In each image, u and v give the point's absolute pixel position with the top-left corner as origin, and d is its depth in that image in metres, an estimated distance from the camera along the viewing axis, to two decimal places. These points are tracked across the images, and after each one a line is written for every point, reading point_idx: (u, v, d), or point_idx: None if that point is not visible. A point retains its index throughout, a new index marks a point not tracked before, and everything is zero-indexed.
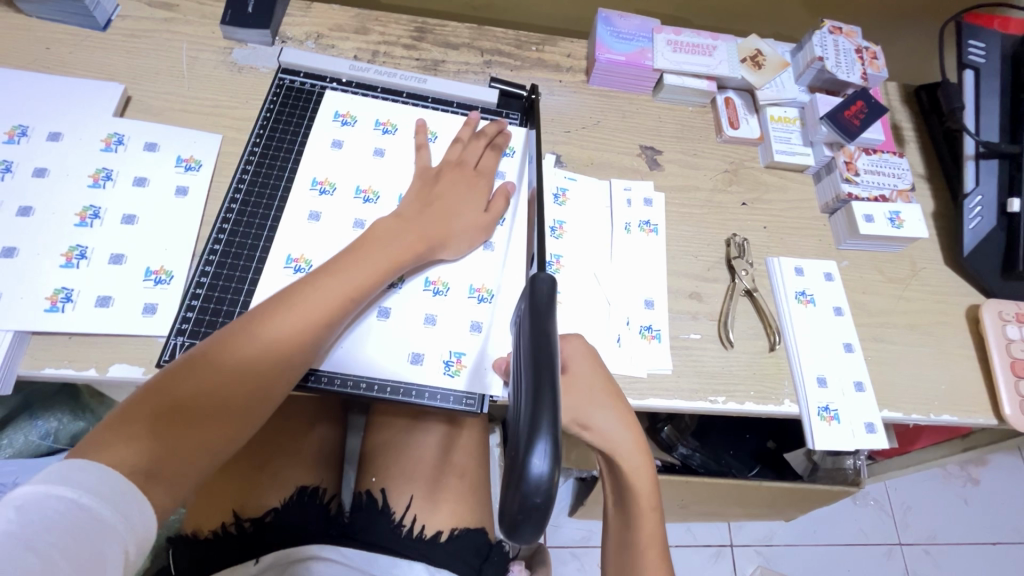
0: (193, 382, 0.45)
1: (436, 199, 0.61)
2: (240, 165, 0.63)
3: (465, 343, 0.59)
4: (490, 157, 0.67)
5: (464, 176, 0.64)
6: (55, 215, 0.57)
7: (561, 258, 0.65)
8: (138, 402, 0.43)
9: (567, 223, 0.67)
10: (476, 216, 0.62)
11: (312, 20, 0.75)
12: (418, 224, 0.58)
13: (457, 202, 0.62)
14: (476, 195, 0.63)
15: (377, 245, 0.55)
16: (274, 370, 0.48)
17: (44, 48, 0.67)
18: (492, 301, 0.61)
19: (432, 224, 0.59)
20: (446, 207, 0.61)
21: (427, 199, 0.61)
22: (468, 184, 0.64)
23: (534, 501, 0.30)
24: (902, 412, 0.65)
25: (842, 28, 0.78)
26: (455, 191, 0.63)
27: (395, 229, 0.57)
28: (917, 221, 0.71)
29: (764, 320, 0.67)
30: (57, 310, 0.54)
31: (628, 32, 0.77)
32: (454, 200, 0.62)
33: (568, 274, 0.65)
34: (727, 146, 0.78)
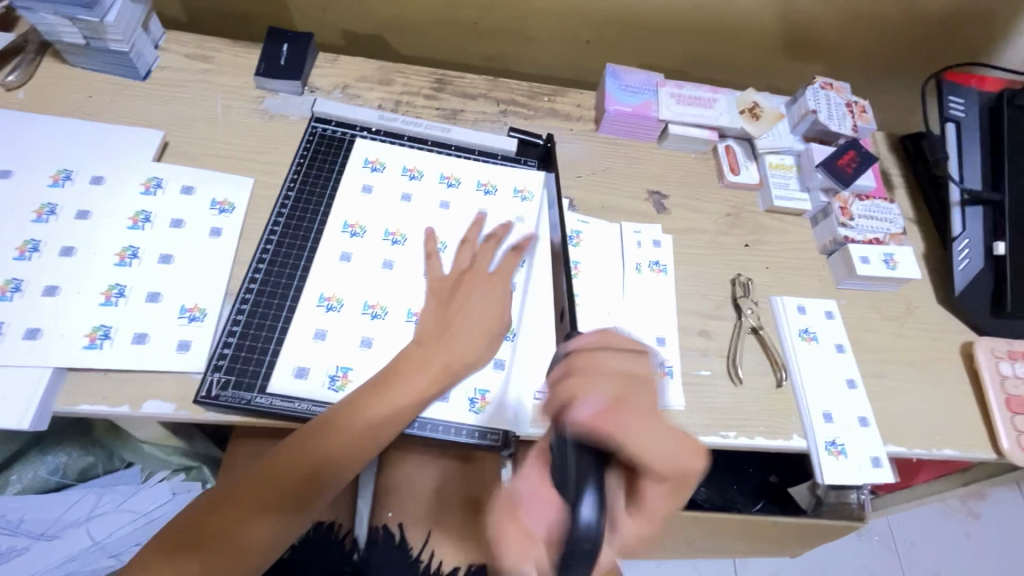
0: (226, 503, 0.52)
1: (454, 314, 0.61)
2: (275, 208, 0.66)
3: (489, 381, 0.61)
4: (507, 259, 0.66)
5: (483, 288, 0.63)
6: (96, 255, 0.60)
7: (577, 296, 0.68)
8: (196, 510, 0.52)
9: (582, 263, 0.71)
10: (490, 323, 0.62)
11: (339, 72, 0.80)
12: (442, 352, 0.59)
13: (475, 313, 0.62)
14: (492, 299, 0.63)
15: (401, 377, 0.56)
16: (294, 490, 0.54)
17: (87, 97, 0.71)
18: (515, 339, 0.64)
19: (450, 350, 0.59)
20: (464, 318, 0.61)
21: (446, 319, 0.61)
22: (484, 292, 0.63)
23: (584, 546, 0.32)
24: (905, 446, 0.68)
25: (833, 84, 0.84)
26: (471, 303, 0.62)
27: (415, 361, 0.58)
28: (910, 262, 0.75)
29: (771, 357, 0.70)
30: (95, 347, 0.55)
31: (634, 85, 0.82)
32: (473, 308, 0.62)
33: (583, 311, 0.68)
34: (728, 191, 0.82)
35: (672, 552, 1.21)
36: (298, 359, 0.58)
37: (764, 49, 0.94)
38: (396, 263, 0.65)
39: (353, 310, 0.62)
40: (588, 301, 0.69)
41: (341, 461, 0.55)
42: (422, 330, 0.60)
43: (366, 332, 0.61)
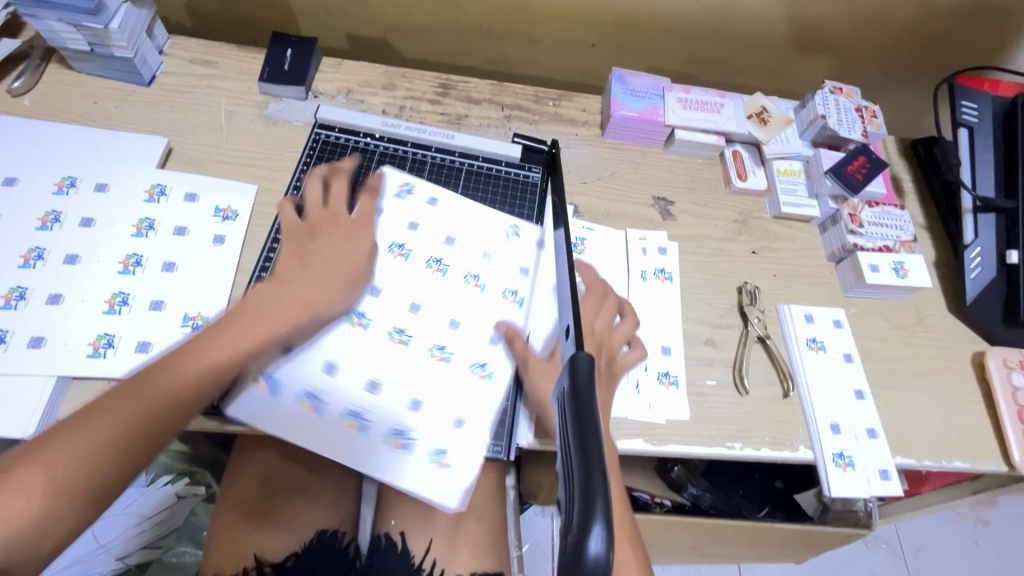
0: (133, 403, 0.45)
1: (317, 253, 0.58)
2: (278, 216, 0.66)
3: (493, 393, 0.60)
4: (366, 203, 0.64)
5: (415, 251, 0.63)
6: (100, 263, 0.60)
7: None
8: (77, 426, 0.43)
9: None
10: (354, 267, 0.59)
11: (343, 77, 0.80)
12: (295, 282, 0.56)
13: (336, 253, 0.59)
14: (349, 249, 0.60)
15: (257, 307, 0.53)
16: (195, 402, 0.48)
17: (92, 103, 0.71)
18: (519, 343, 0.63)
19: (309, 282, 0.57)
20: (323, 259, 0.58)
21: (303, 251, 0.58)
22: (346, 237, 0.60)
23: None
24: (914, 458, 0.67)
25: (843, 88, 0.82)
26: (333, 247, 0.59)
27: (273, 291, 0.55)
28: (920, 270, 0.74)
29: (777, 366, 0.69)
30: (99, 355, 0.56)
31: (640, 90, 0.81)
32: (333, 254, 0.59)
33: None
34: (735, 197, 0.81)
35: (677, 558, 1.21)
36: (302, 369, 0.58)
37: (773, 52, 0.93)
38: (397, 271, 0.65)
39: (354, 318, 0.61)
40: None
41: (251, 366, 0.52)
42: (281, 264, 0.57)
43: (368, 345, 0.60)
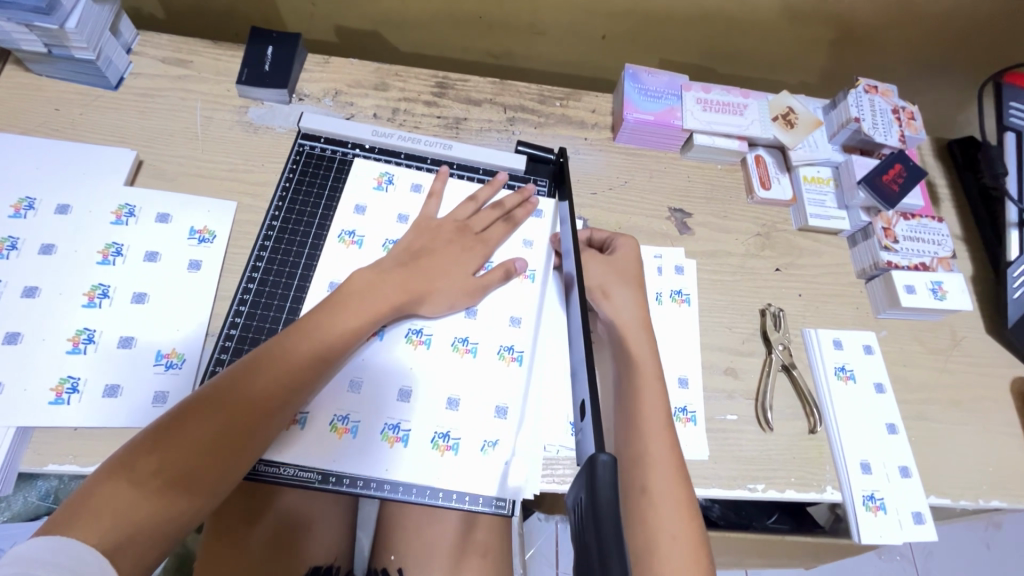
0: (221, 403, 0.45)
1: (426, 253, 0.59)
2: (258, 242, 0.60)
3: (498, 430, 0.55)
4: (498, 227, 0.63)
5: (459, 242, 0.61)
6: (63, 295, 0.54)
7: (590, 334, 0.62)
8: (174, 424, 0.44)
9: None
10: (466, 279, 0.59)
11: (330, 76, 0.73)
12: (399, 276, 0.56)
13: (445, 263, 0.59)
14: (468, 259, 0.60)
15: (359, 296, 0.53)
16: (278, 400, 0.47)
17: (53, 109, 0.64)
18: (524, 366, 0.58)
19: (415, 279, 0.56)
20: (435, 267, 0.58)
21: (417, 251, 0.59)
22: (463, 245, 0.61)
23: None
24: (949, 498, 0.62)
25: (878, 86, 0.75)
26: (444, 250, 0.59)
27: (375, 282, 0.54)
28: (959, 292, 0.68)
29: (803, 398, 0.64)
30: (63, 402, 0.50)
31: (656, 89, 0.74)
32: (445, 258, 0.59)
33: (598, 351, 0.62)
34: (758, 207, 0.75)
35: None
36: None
37: (799, 44, 0.85)
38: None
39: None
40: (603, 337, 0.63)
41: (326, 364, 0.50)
42: (387, 262, 0.57)
43: (354, 372, 0.55)
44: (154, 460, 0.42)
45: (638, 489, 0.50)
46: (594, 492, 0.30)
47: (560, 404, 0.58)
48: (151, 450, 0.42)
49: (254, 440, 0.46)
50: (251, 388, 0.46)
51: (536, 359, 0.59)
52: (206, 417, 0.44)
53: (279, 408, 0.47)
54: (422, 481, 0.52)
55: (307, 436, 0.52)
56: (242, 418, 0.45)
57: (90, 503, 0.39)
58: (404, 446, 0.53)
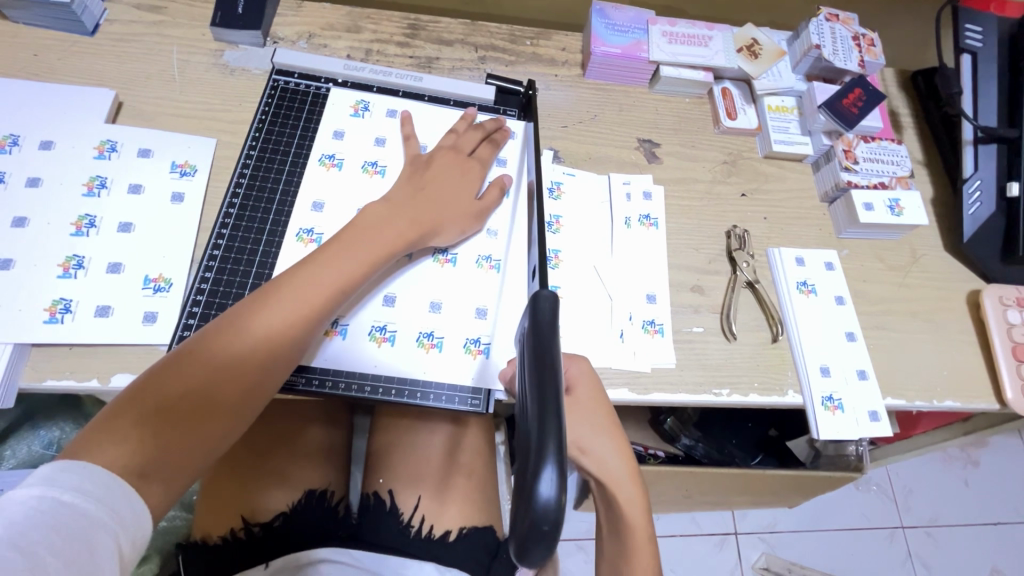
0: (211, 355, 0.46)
1: (426, 185, 0.60)
2: (237, 170, 0.62)
3: (479, 329, 0.59)
4: (485, 150, 0.65)
5: (457, 168, 0.62)
6: (51, 225, 0.56)
7: (560, 252, 0.65)
8: (168, 377, 0.44)
9: (564, 217, 0.67)
10: (465, 208, 0.61)
11: (303, 19, 0.74)
12: (406, 211, 0.57)
13: (446, 195, 0.60)
14: (466, 186, 0.62)
15: (365, 234, 0.54)
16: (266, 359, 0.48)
17: (32, 55, 0.66)
18: (500, 272, 0.61)
19: (420, 212, 0.57)
20: (436, 196, 0.59)
21: (420, 185, 0.59)
22: (460, 172, 0.62)
23: (542, 526, 0.28)
24: (905, 399, 0.65)
25: (839, 15, 0.77)
26: (444, 181, 0.61)
27: (381, 220, 0.55)
28: (916, 209, 0.71)
29: (766, 311, 0.67)
30: (56, 321, 0.53)
31: (622, 24, 0.76)
32: (446, 190, 0.60)
33: (567, 268, 0.65)
34: (725, 137, 0.77)
35: (669, 507, 1.22)
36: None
37: None
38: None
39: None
40: (571, 257, 0.65)
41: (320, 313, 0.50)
42: (393, 195, 0.58)
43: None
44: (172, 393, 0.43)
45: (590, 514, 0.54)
46: (536, 318, 0.37)
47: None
48: (171, 386, 0.43)
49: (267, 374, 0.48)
50: (242, 340, 0.47)
51: (513, 267, 0.62)
52: (221, 353, 0.46)
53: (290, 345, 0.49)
54: (409, 377, 0.56)
55: None
56: (254, 355, 0.47)
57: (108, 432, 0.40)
58: (390, 345, 0.57)
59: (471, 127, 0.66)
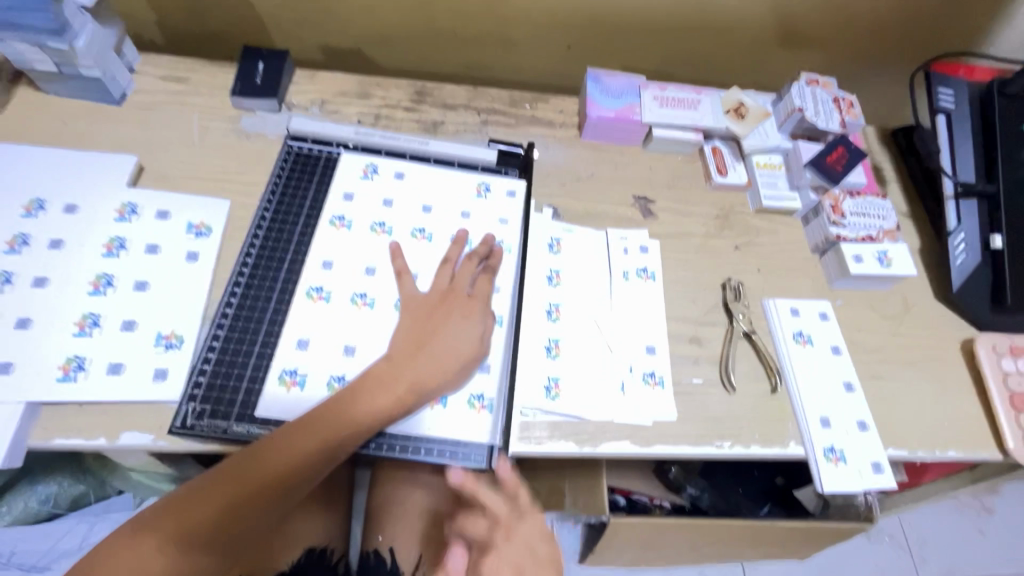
0: (222, 493, 0.49)
1: (429, 336, 0.59)
2: (251, 230, 0.65)
3: (481, 385, 0.61)
4: (483, 281, 0.64)
5: (461, 311, 0.61)
6: (70, 284, 0.59)
7: (560, 305, 0.67)
8: (181, 507, 0.48)
9: (563, 271, 0.70)
10: (467, 350, 0.59)
11: (316, 88, 0.79)
12: (407, 370, 0.56)
13: (449, 341, 0.59)
14: (468, 328, 0.60)
15: (366, 397, 0.54)
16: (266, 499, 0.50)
17: (61, 123, 0.70)
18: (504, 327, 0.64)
19: (421, 372, 0.57)
20: (437, 349, 0.58)
21: (421, 335, 0.59)
22: (464, 316, 0.61)
23: None
24: (907, 450, 0.65)
25: (819, 79, 0.82)
26: (446, 327, 0.60)
27: (389, 373, 0.56)
28: (904, 259, 0.73)
29: (764, 362, 0.68)
30: (69, 379, 0.54)
31: (616, 89, 0.81)
32: (449, 334, 0.59)
33: (567, 320, 0.67)
34: (716, 192, 0.81)
35: (677, 560, 1.19)
36: (285, 362, 0.58)
37: (754, 50, 0.93)
38: (378, 268, 0.64)
39: (343, 301, 0.62)
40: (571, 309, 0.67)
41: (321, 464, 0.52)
42: (394, 351, 0.58)
43: (349, 337, 0.60)
44: (212, 495, 0.49)
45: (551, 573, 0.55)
46: None
47: (537, 367, 0.63)
48: (177, 522, 0.47)
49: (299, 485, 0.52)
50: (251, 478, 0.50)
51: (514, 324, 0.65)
52: (229, 489, 0.49)
53: (322, 466, 0.53)
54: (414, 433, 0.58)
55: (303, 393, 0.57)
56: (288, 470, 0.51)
57: (166, 516, 0.48)
58: None
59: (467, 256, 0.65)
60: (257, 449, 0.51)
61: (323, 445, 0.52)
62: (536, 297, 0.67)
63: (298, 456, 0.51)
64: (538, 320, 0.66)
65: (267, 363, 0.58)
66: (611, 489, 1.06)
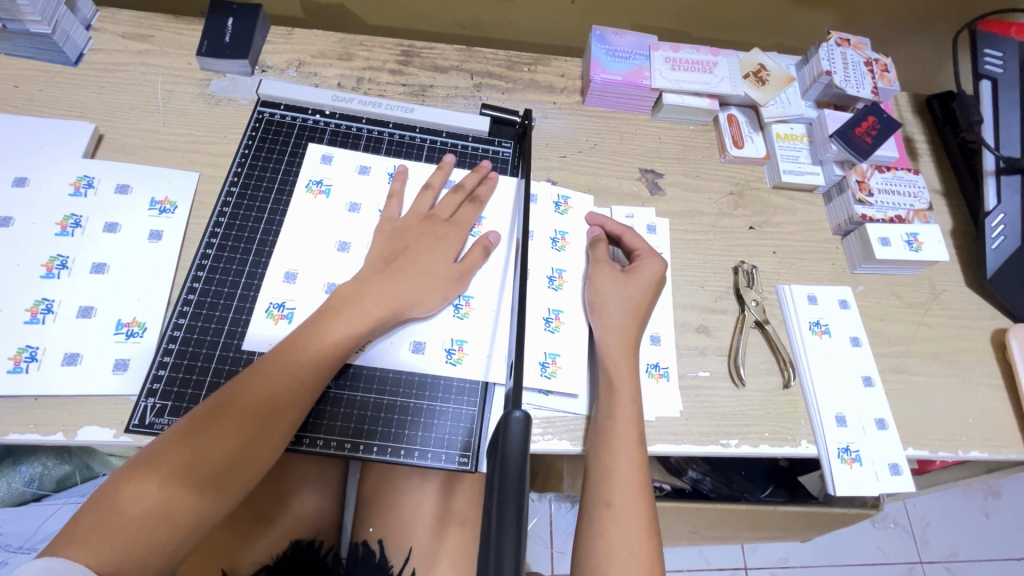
0: (216, 425, 0.45)
1: (401, 255, 0.56)
2: (217, 208, 0.59)
3: (466, 330, 0.57)
4: (467, 210, 0.61)
5: (432, 234, 0.58)
6: (20, 266, 0.54)
7: (563, 272, 0.62)
8: (176, 438, 0.44)
9: (569, 234, 0.65)
10: (445, 272, 0.56)
11: (294, 47, 0.72)
12: (378, 288, 0.53)
13: (426, 259, 0.56)
14: (445, 251, 0.58)
15: (346, 311, 0.52)
16: (261, 428, 0.47)
17: (12, 86, 0.64)
18: (493, 310, 0.59)
19: (395, 286, 0.54)
20: (412, 264, 0.56)
21: (393, 253, 0.56)
22: (436, 237, 0.58)
23: None
24: (928, 450, 0.61)
25: (849, 40, 0.74)
26: (420, 247, 0.57)
27: (358, 292, 0.53)
28: (936, 243, 0.67)
29: (777, 354, 0.63)
30: (21, 371, 0.50)
31: (623, 50, 0.73)
32: (421, 255, 0.56)
33: (570, 289, 0.62)
34: (731, 166, 0.74)
35: (677, 542, 1.17)
36: (273, 295, 0.55)
37: (777, 5, 0.84)
38: (363, 204, 0.61)
39: (317, 282, 0.57)
40: (577, 278, 0.62)
41: (306, 392, 0.49)
42: (363, 271, 0.55)
43: (330, 277, 0.57)
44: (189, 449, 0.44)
45: (601, 504, 0.50)
46: (506, 439, 0.35)
47: (533, 342, 0.58)
48: (180, 443, 0.44)
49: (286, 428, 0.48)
50: (244, 403, 0.46)
51: (504, 308, 0.59)
52: (223, 420, 0.45)
53: (307, 396, 0.49)
54: (393, 392, 0.55)
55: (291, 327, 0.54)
56: (265, 415, 0.47)
57: (141, 476, 0.43)
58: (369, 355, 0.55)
59: (478, 182, 0.64)
60: (243, 376, 0.48)
61: (295, 386, 0.48)
62: (537, 264, 0.62)
63: (281, 386, 0.48)
64: (539, 289, 0.61)
65: (234, 354, 0.53)
66: None
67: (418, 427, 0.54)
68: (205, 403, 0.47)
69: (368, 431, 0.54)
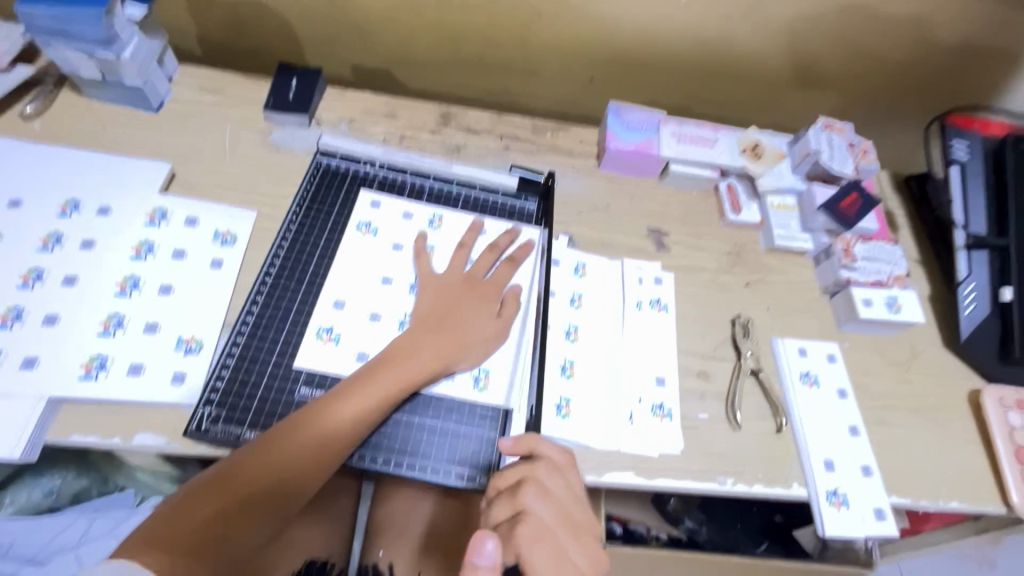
0: (230, 489, 0.48)
1: (449, 312, 0.63)
2: (276, 241, 0.67)
3: (491, 360, 0.64)
4: (503, 270, 0.67)
5: (471, 292, 0.65)
6: (98, 285, 0.60)
7: (578, 327, 0.69)
8: (193, 499, 0.47)
9: (585, 295, 0.71)
10: (485, 328, 0.63)
11: (346, 106, 0.82)
12: (430, 342, 0.60)
13: (470, 318, 0.63)
14: (485, 306, 0.64)
15: (386, 365, 0.57)
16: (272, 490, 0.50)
17: (100, 127, 0.73)
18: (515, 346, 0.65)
19: (447, 341, 0.60)
20: (458, 321, 0.62)
21: (442, 311, 0.63)
22: (475, 294, 0.65)
23: None
24: (910, 498, 0.65)
25: (835, 124, 0.84)
26: (464, 304, 0.64)
27: (413, 345, 0.59)
28: (913, 306, 0.74)
29: (770, 401, 0.68)
30: (91, 377, 0.56)
31: (636, 123, 0.83)
32: (466, 316, 0.63)
33: (584, 342, 0.68)
34: (730, 229, 0.82)
35: None
36: (322, 320, 0.62)
37: (772, 90, 0.95)
38: (405, 246, 0.69)
39: (360, 312, 0.63)
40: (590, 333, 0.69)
41: (319, 455, 0.53)
42: (417, 324, 0.61)
43: (374, 307, 0.64)
44: (225, 489, 0.48)
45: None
46: None
47: (551, 384, 0.64)
48: (194, 504, 0.47)
49: (323, 470, 0.53)
50: (259, 466, 0.50)
51: (525, 343, 0.66)
52: (238, 482, 0.49)
53: (321, 459, 0.53)
54: (423, 415, 0.60)
55: (337, 350, 0.61)
56: (292, 459, 0.51)
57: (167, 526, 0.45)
58: None
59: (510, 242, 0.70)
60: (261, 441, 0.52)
61: (309, 451, 0.52)
62: (556, 318, 0.69)
63: (297, 451, 0.52)
64: (556, 340, 0.67)
65: (284, 372, 0.59)
66: (608, 515, 1.02)
67: (443, 449, 0.59)
68: (223, 464, 0.50)
69: (398, 449, 0.59)
